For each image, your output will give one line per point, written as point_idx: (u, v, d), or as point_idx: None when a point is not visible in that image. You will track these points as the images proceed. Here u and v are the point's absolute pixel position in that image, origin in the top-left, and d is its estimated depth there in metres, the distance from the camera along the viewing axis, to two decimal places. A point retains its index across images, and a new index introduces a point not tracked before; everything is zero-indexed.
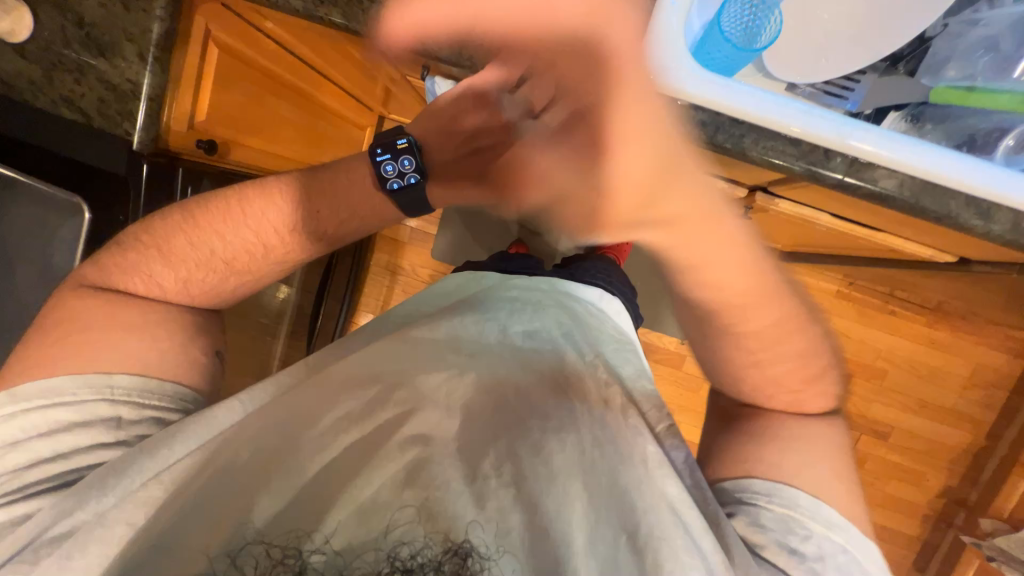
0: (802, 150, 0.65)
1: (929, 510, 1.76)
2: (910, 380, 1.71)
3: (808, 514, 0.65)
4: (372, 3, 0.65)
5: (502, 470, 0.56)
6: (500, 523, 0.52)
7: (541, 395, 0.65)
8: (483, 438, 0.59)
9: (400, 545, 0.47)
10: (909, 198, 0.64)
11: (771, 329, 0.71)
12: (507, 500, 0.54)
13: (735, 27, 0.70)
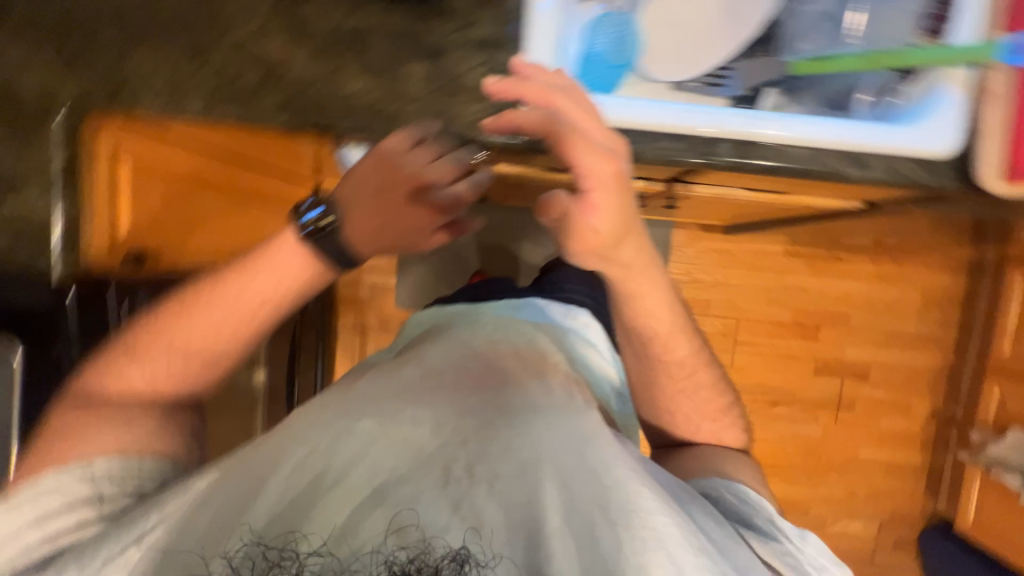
0: (691, 143, 0.69)
1: (922, 436, 1.84)
2: (871, 317, 1.79)
3: (759, 514, 0.69)
4: (265, 95, 0.68)
5: (494, 455, 0.52)
6: (497, 516, 0.48)
7: (531, 391, 0.62)
8: (473, 434, 0.55)
9: (399, 550, 0.45)
10: (796, 165, 0.69)
11: (694, 358, 0.85)
12: (503, 485, 0.50)
13: (607, 49, 0.79)
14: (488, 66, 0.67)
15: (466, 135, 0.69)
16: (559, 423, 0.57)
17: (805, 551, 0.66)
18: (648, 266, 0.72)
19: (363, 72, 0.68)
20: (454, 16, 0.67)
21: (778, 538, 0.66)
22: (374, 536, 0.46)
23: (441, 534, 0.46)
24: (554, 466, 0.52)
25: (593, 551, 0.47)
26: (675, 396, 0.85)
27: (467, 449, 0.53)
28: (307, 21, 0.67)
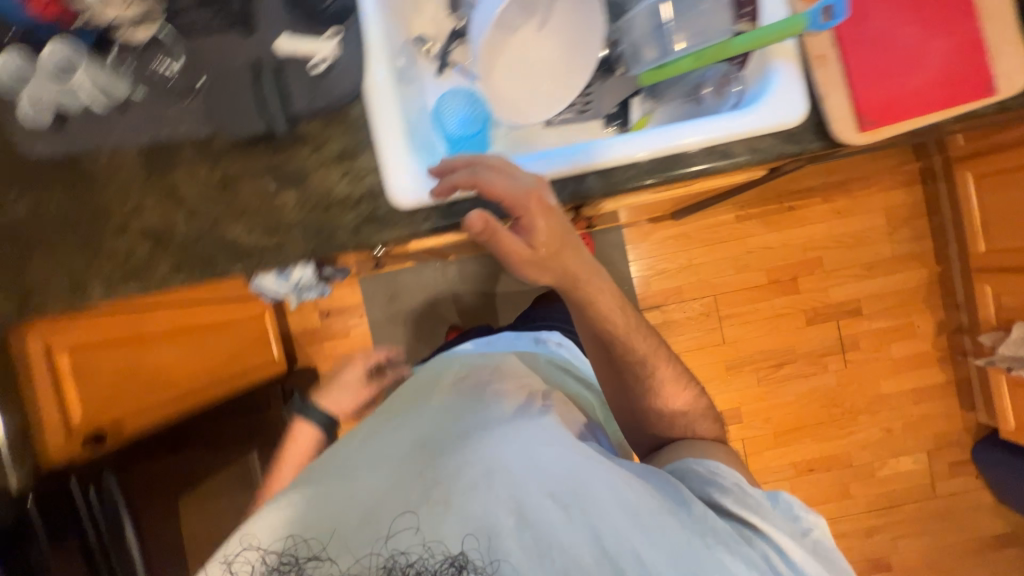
0: (557, 185, 0.71)
1: (938, 351, 1.78)
2: (844, 254, 1.77)
3: (731, 481, 0.74)
4: (159, 263, 0.72)
5: (474, 470, 0.63)
6: (479, 520, 0.60)
7: (507, 409, 0.73)
8: (460, 456, 0.65)
9: (399, 554, 0.59)
10: (662, 172, 0.71)
11: (656, 351, 0.83)
12: (485, 494, 0.61)
13: (462, 122, 0.83)
14: (348, 174, 0.71)
15: (350, 243, 0.71)
16: (531, 437, 0.68)
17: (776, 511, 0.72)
18: (593, 273, 0.70)
19: (241, 216, 0.71)
20: (307, 140, 0.70)
21: (748, 501, 0.71)
22: (378, 543, 0.60)
23: (439, 542, 0.59)
24: (525, 474, 0.63)
25: (551, 531, 0.60)
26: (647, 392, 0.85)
27: (451, 469, 0.64)
28: (178, 187, 0.71)
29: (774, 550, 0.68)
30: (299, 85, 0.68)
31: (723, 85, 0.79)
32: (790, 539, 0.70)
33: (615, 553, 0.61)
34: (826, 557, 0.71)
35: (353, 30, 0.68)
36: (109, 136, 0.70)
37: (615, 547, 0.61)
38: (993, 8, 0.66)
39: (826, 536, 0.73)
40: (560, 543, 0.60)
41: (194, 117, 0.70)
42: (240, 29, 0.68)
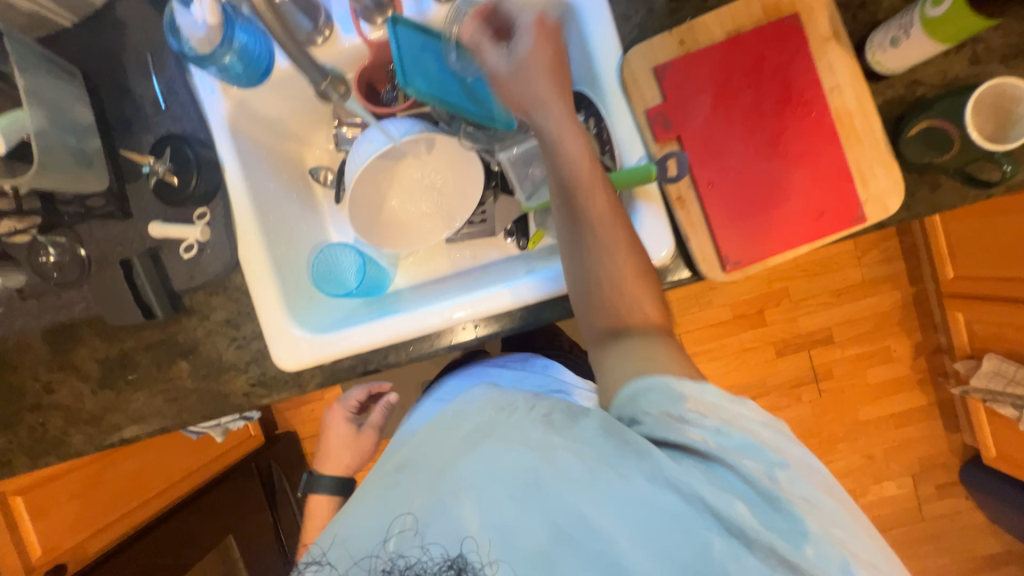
0: (436, 337, 0.76)
1: (918, 373, 1.70)
2: (811, 281, 1.69)
3: (654, 404, 0.48)
4: (71, 435, 0.77)
5: (447, 476, 0.51)
6: (464, 517, 0.48)
7: (495, 403, 0.57)
8: (438, 464, 0.53)
9: (400, 556, 0.49)
10: (528, 320, 0.75)
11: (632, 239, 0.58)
12: (450, 494, 0.49)
13: (353, 270, 0.80)
14: (236, 341, 0.74)
15: (244, 404, 0.75)
16: (506, 430, 0.52)
17: (710, 402, 0.48)
18: (567, 123, 0.59)
19: (140, 386, 0.75)
20: (194, 312, 0.74)
21: (672, 421, 0.48)
22: (372, 543, 0.50)
23: (436, 543, 0.48)
24: (489, 472, 0.49)
25: (518, 521, 0.47)
26: (614, 279, 0.56)
27: (435, 466, 0.53)
28: (81, 364, 0.75)
29: (707, 467, 0.46)
30: (176, 267, 0.71)
31: None
32: (744, 451, 0.46)
33: (582, 532, 0.46)
34: (773, 435, 0.48)
35: (219, 211, 0.71)
36: (14, 322, 0.73)
37: (574, 519, 0.46)
38: (861, 129, 0.64)
39: (757, 417, 0.49)
40: (531, 533, 0.46)
41: (86, 299, 0.73)
42: (116, 217, 0.70)
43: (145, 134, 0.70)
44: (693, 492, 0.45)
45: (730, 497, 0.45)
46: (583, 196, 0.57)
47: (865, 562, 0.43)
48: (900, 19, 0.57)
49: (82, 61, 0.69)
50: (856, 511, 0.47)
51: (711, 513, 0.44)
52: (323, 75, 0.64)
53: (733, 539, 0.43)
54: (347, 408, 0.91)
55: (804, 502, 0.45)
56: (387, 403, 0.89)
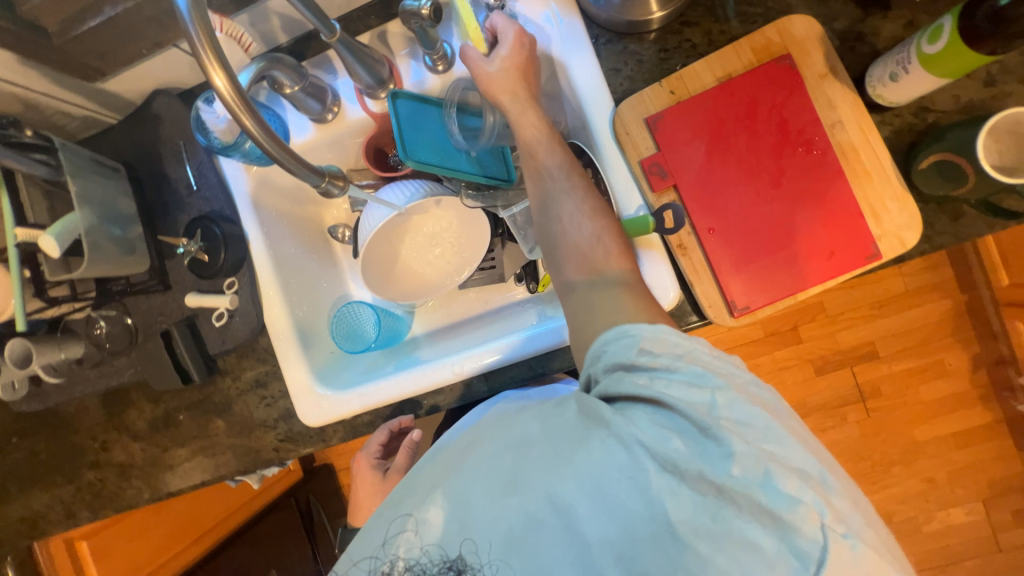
0: (450, 389, 0.78)
1: (980, 388, 1.54)
2: (849, 294, 1.56)
3: (613, 354, 0.52)
4: (124, 490, 0.83)
5: (433, 478, 0.54)
6: (449, 523, 0.50)
7: (485, 417, 0.60)
8: (430, 471, 0.55)
9: (396, 558, 0.51)
10: (542, 368, 0.76)
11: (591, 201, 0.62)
12: (429, 497, 0.52)
13: (373, 325, 0.85)
14: (265, 399, 0.79)
15: (274, 459, 0.79)
16: (484, 434, 0.55)
17: (659, 341, 0.51)
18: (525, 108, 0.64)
19: (182, 444, 0.81)
20: (227, 373, 0.79)
21: (622, 369, 0.50)
22: (376, 546, 0.52)
23: (435, 544, 0.50)
24: (471, 475, 0.51)
25: (495, 516, 0.49)
26: (575, 217, 0.61)
27: (427, 479, 0.54)
28: (131, 424, 0.83)
29: (655, 411, 0.47)
30: (210, 333, 0.77)
31: None
32: (683, 385, 0.47)
33: (548, 512, 0.47)
34: (712, 366, 0.49)
35: (245, 280, 0.76)
36: (74, 389, 0.80)
37: (540, 501, 0.48)
38: (869, 163, 0.61)
39: (713, 353, 0.50)
40: (506, 520, 0.48)
41: (135, 365, 0.79)
42: (156, 289, 0.77)
43: (181, 214, 0.77)
44: (635, 436, 0.46)
45: (667, 432, 0.45)
46: (549, 161, 0.64)
47: (793, 474, 0.43)
48: (898, 53, 0.56)
49: (126, 153, 0.77)
50: (796, 431, 0.47)
51: (648, 449, 0.45)
52: (320, 175, 0.48)
53: (668, 478, 0.44)
54: (370, 453, 0.86)
55: (737, 424, 0.45)
56: (410, 446, 0.82)
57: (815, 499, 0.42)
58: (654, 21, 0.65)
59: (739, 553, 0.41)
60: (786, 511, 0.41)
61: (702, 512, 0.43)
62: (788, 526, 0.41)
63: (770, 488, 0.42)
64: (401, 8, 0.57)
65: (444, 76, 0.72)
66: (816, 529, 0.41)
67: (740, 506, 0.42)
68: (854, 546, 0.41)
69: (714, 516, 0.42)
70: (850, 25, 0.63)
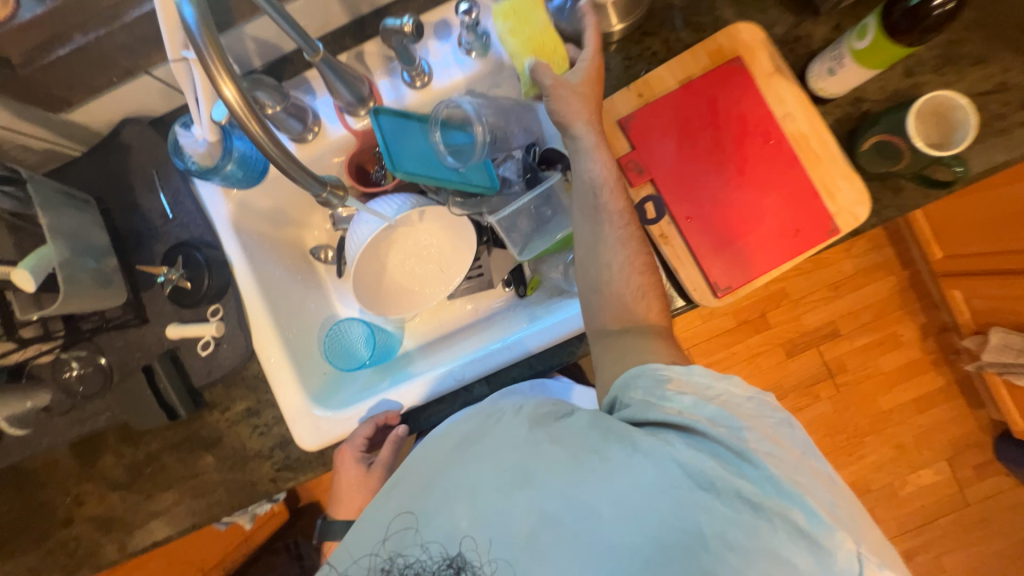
0: (451, 398, 0.78)
1: (931, 354, 1.68)
2: (806, 278, 1.67)
3: (643, 388, 0.52)
4: (102, 545, 0.77)
5: (444, 483, 0.53)
6: (455, 520, 0.51)
7: (483, 411, 0.59)
8: (429, 468, 0.56)
9: (400, 555, 0.52)
10: (540, 367, 0.77)
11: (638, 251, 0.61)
12: (439, 497, 0.53)
13: (364, 341, 0.85)
14: (258, 428, 0.76)
15: (272, 490, 0.76)
16: (493, 434, 0.55)
17: (692, 377, 0.52)
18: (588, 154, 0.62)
19: (168, 487, 0.76)
20: (215, 405, 0.76)
21: (657, 394, 0.51)
22: (375, 543, 0.54)
23: (435, 541, 0.52)
24: (479, 472, 0.52)
25: (506, 515, 0.50)
26: (623, 268, 0.59)
27: (423, 475, 0.56)
28: (108, 472, 0.77)
29: (688, 436, 0.48)
30: (195, 364, 0.74)
31: None
32: (714, 417, 0.49)
33: (570, 518, 0.48)
34: (739, 406, 0.51)
35: (231, 305, 0.74)
36: (41, 440, 0.74)
37: (560, 504, 0.48)
38: (818, 148, 0.68)
39: (742, 390, 0.52)
40: (518, 521, 0.49)
41: (110, 408, 0.74)
42: (132, 323, 0.74)
43: (156, 244, 0.74)
44: (673, 455, 0.46)
45: (703, 455, 0.46)
46: (609, 206, 0.61)
47: (826, 506, 0.45)
48: (832, 51, 0.63)
49: (93, 186, 0.74)
50: (822, 466, 0.49)
51: (684, 467, 0.46)
52: (323, 184, 0.50)
53: (701, 491, 0.45)
54: (355, 447, 0.73)
55: (771, 453, 0.47)
56: (399, 442, 0.74)
57: (844, 527, 0.44)
58: (616, 32, 0.71)
59: (775, 569, 0.42)
60: (821, 533, 0.43)
61: (736, 526, 0.44)
62: (821, 547, 0.43)
63: (803, 508, 0.44)
64: (383, 27, 0.62)
65: (422, 91, 0.75)
66: (848, 555, 0.43)
67: (776, 524, 0.44)
68: (884, 573, 0.43)
69: (749, 531, 0.43)
70: (787, 30, 0.71)
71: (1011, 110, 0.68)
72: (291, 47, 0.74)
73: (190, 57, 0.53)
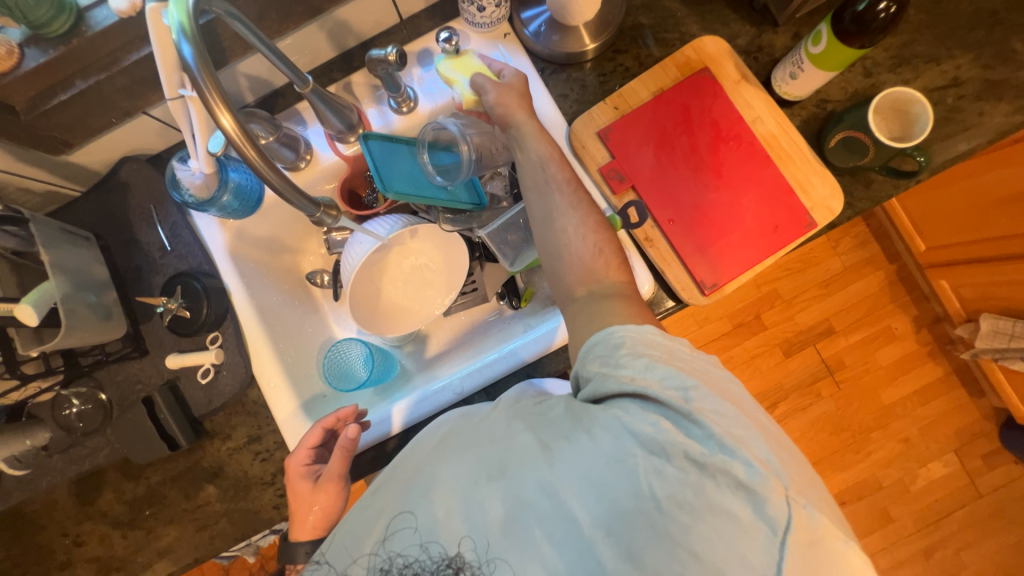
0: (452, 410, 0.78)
1: (926, 344, 1.69)
2: (796, 278, 1.70)
3: (598, 356, 0.53)
4: None
5: (426, 476, 0.54)
6: (443, 512, 0.51)
7: (464, 413, 0.62)
8: (413, 465, 0.58)
9: (397, 554, 0.52)
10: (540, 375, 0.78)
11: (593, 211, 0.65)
12: (428, 493, 0.53)
13: (366, 360, 0.83)
14: (260, 454, 0.76)
15: (275, 517, 0.75)
16: (479, 427, 0.57)
17: (645, 339, 0.53)
18: (530, 128, 0.67)
19: (169, 521, 0.76)
20: (215, 434, 0.76)
21: (611, 366, 0.51)
22: (375, 542, 0.53)
23: (436, 541, 0.51)
24: (457, 464, 0.53)
25: (486, 503, 0.50)
26: (579, 227, 0.62)
27: (410, 469, 0.57)
28: (108, 510, 0.76)
29: (639, 400, 0.49)
30: (195, 393, 0.75)
31: None
32: (665, 379, 0.48)
33: (537, 498, 0.49)
34: (687, 364, 0.51)
35: (229, 333, 0.76)
36: (41, 481, 0.73)
37: (529, 488, 0.49)
38: (789, 147, 0.72)
39: (692, 353, 0.53)
40: (500, 509, 0.50)
41: (110, 444, 0.74)
42: (133, 356, 0.75)
43: (156, 276, 0.76)
44: (627, 425, 0.47)
45: (652, 416, 0.47)
46: (557, 173, 0.65)
47: (762, 457, 0.44)
48: (792, 57, 0.67)
49: (93, 224, 0.77)
50: (759, 422, 0.48)
51: (636, 436, 0.46)
52: (316, 205, 0.52)
53: (653, 457, 0.45)
54: (298, 460, 0.70)
55: (714, 410, 0.46)
56: (347, 447, 0.67)
57: (780, 473, 0.43)
58: (589, 51, 0.75)
59: (718, 523, 0.43)
60: (759, 484, 0.43)
61: (684, 486, 0.44)
62: (757, 498, 0.42)
63: (742, 461, 0.43)
64: (370, 57, 0.65)
65: (409, 116, 0.78)
66: (781, 502, 0.42)
67: (719, 481, 0.43)
68: (813, 513, 0.42)
69: (695, 489, 0.44)
70: (750, 41, 0.75)
71: (966, 102, 0.72)
72: (281, 82, 0.77)
73: (186, 95, 0.56)
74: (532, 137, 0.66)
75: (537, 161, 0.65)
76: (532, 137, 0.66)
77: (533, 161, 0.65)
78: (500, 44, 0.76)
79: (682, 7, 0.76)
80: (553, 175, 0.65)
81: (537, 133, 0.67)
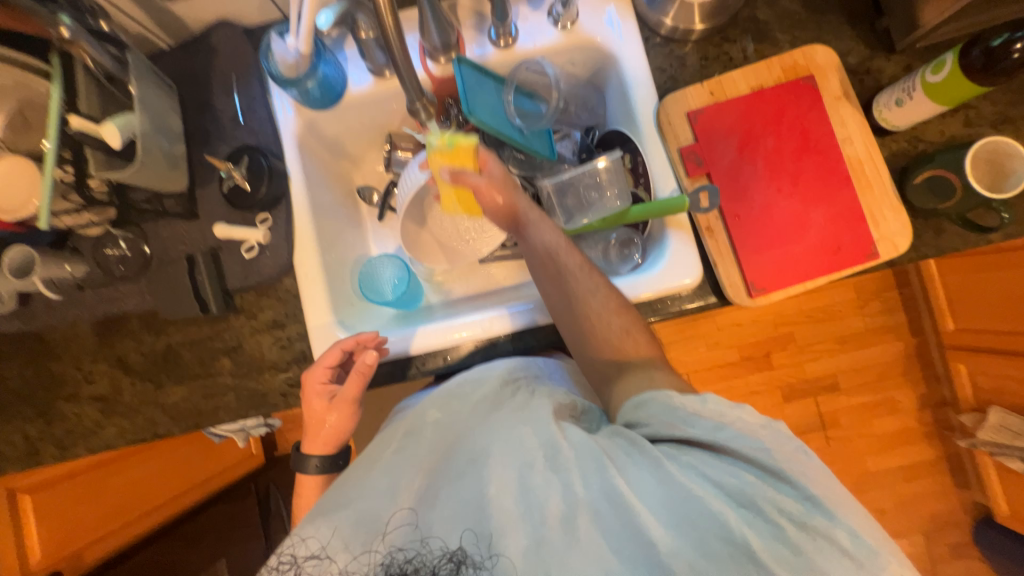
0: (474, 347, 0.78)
1: (924, 425, 1.68)
2: (814, 328, 1.69)
3: (653, 412, 0.54)
4: (102, 427, 0.78)
5: (466, 450, 0.56)
6: (484, 497, 0.52)
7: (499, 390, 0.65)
8: (455, 433, 0.60)
9: (398, 550, 0.51)
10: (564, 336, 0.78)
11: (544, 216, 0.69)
12: (457, 477, 0.54)
13: (397, 285, 0.83)
14: (280, 340, 0.77)
15: (280, 404, 0.77)
16: (515, 411, 0.59)
17: (702, 405, 0.53)
18: (536, 216, 0.68)
19: (178, 382, 0.77)
20: (243, 311, 0.77)
21: (681, 420, 0.52)
22: (374, 538, 0.52)
23: (435, 536, 0.51)
24: (499, 449, 0.55)
25: (538, 494, 0.51)
26: (602, 312, 0.64)
27: (446, 439, 0.60)
28: (124, 356, 0.78)
29: (722, 455, 0.50)
30: (234, 266, 0.76)
31: (624, 247, 0.79)
32: (747, 438, 0.50)
33: (604, 505, 0.49)
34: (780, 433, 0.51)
35: (280, 217, 0.76)
36: (69, 311, 0.75)
37: (597, 491, 0.50)
38: (871, 175, 0.71)
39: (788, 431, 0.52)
40: (555, 508, 0.50)
41: (141, 293, 0.75)
42: (183, 216, 0.76)
43: (222, 145, 0.77)
44: (710, 477, 0.49)
45: (741, 469, 0.48)
46: (568, 259, 0.66)
47: (866, 529, 0.46)
48: (903, 84, 0.66)
49: (174, 80, 0.77)
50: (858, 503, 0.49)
51: (720, 488, 0.48)
52: (420, 96, 0.65)
53: (742, 510, 0.47)
54: (316, 376, 0.70)
55: (809, 469, 0.48)
56: (363, 372, 0.67)
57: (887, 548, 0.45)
58: (697, 31, 0.74)
59: None
60: (866, 555, 0.44)
61: (782, 543, 0.45)
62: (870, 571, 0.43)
63: (849, 531, 0.45)
64: None
65: (504, 52, 0.77)
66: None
67: (821, 545, 0.44)
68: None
69: (797, 550, 0.45)
70: (859, 61, 0.74)
71: None
72: None
73: None
74: (535, 238, 0.68)
75: (547, 255, 0.67)
76: (541, 234, 0.67)
77: (542, 255, 0.67)
78: (612, 3, 0.76)
79: (801, 11, 0.75)
80: (556, 271, 0.66)
81: (540, 226, 0.68)
